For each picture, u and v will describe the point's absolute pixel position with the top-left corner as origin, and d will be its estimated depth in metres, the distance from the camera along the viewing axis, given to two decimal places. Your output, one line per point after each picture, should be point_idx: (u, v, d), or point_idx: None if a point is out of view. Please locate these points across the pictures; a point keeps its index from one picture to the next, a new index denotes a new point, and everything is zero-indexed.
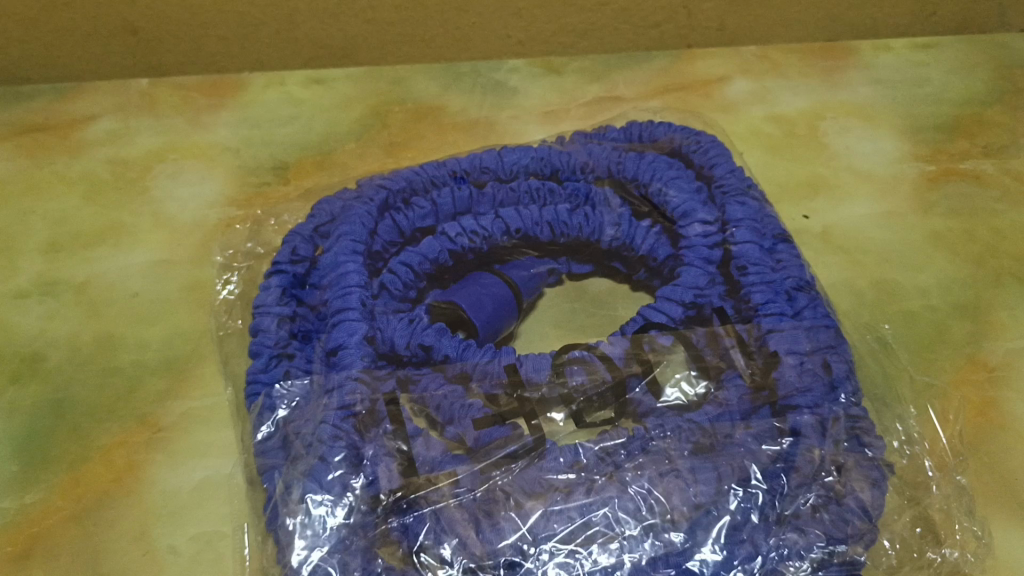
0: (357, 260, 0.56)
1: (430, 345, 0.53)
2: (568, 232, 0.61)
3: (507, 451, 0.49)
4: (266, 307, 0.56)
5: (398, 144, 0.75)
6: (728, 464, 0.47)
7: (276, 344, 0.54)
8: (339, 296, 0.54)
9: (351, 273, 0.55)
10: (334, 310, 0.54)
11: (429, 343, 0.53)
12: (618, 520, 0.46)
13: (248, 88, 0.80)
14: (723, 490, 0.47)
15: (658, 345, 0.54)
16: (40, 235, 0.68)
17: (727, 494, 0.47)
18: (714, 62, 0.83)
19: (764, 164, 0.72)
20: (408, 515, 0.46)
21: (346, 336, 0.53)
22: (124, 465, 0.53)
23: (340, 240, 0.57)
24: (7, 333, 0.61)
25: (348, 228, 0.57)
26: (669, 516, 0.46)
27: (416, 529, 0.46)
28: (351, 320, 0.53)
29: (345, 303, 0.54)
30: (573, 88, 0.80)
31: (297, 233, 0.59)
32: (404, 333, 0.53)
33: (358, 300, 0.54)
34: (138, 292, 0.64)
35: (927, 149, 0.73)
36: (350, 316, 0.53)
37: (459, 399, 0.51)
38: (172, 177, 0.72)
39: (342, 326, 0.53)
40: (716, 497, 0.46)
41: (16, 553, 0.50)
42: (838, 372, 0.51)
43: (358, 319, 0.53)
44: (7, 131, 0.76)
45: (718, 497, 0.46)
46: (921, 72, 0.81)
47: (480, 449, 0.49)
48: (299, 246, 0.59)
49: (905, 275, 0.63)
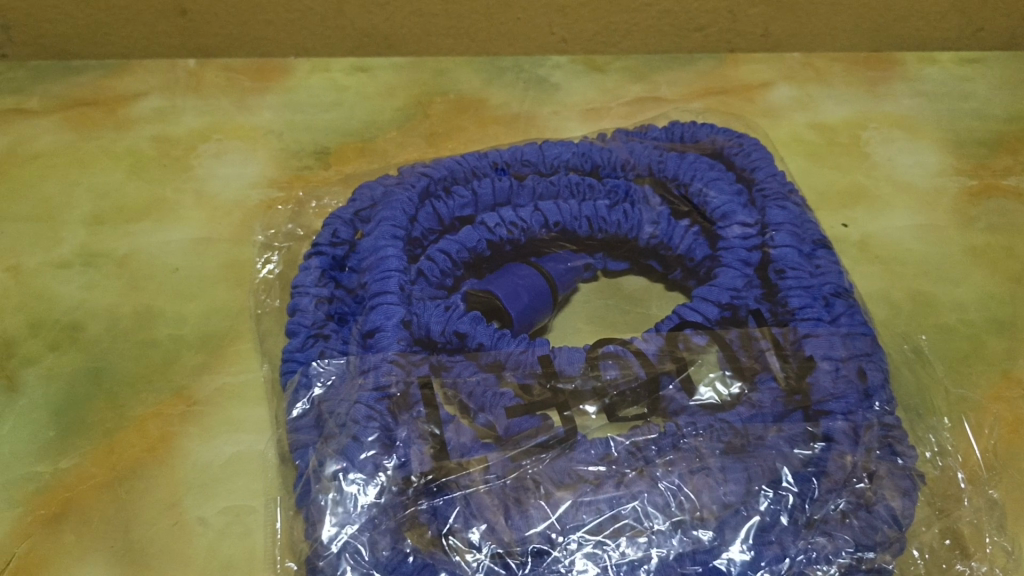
0: (396, 246, 0.56)
1: (465, 333, 0.53)
2: (606, 228, 0.62)
3: (537, 441, 0.49)
4: (305, 288, 0.56)
5: (439, 135, 0.76)
6: (759, 470, 0.48)
7: (313, 324, 0.55)
8: (378, 280, 0.54)
9: (390, 258, 0.55)
10: (372, 293, 0.54)
11: (464, 331, 0.53)
12: (647, 514, 0.46)
13: (293, 72, 0.81)
14: (753, 491, 0.47)
15: (693, 344, 0.54)
16: (84, 208, 0.69)
17: (758, 495, 0.47)
18: (758, 67, 0.82)
19: (804, 171, 0.72)
20: (438, 498, 0.47)
21: (383, 319, 0.53)
22: (157, 437, 0.54)
23: (380, 225, 0.57)
24: (49, 301, 0.62)
25: (389, 214, 0.58)
26: (698, 514, 0.46)
27: (446, 512, 0.46)
28: (388, 303, 0.53)
29: (384, 286, 0.54)
30: (615, 87, 0.81)
31: (337, 216, 0.60)
32: (439, 320, 0.53)
33: (397, 285, 0.54)
34: (177, 267, 0.64)
35: (969, 163, 0.73)
36: (388, 298, 0.53)
37: (492, 387, 0.51)
38: (216, 157, 0.73)
39: (378, 309, 0.53)
40: (745, 498, 0.47)
41: (49, 516, 0.51)
42: (872, 381, 0.51)
43: (396, 303, 0.53)
44: (55, 103, 0.77)
45: (748, 498, 0.47)
46: (967, 86, 0.80)
47: (510, 438, 0.49)
48: (340, 229, 0.59)
49: (943, 288, 0.63)
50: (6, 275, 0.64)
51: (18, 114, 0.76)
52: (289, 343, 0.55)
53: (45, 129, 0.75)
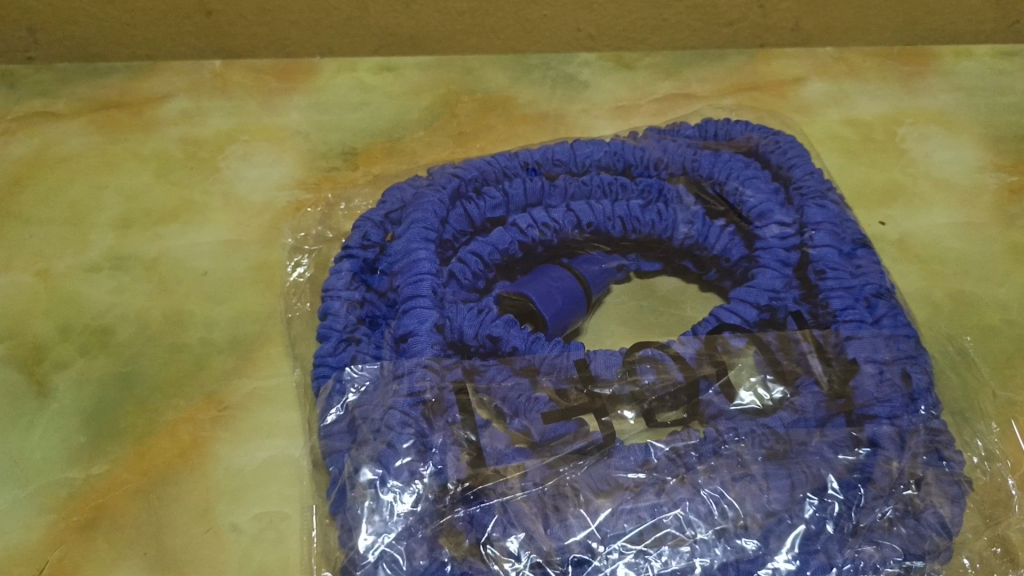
0: (428, 248, 0.55)
1: (498, 336, 0.52)
2: (640, 229, 0.61)
3: (575, 448, 0.49)
4: (336, 292, 0.56)
5: (467, 134, 0.75)
6: (802, 479, 0.47)
7: (344, 328, 0.54)
8: (410, 283, 0.53)
9: (423, 261, 0.54)
10: (405, 297, 0.53)
11: (498, 334, 0.52)
12: (689, 522, 0.46)
13: (319, 72, 0.80)
14: (798, 499, 0.47)
15: (731, 346, 0.53)
16: (113, 210, 0.68)
17: (802, 502, 0.47)
18: (790, 62, 0.81)
19: (840, 169, 0.71)
20: (475, 505, 0.46)
21: (416, 323, 0.52)
22: (189, 442, 0.54)
23: (412, 227, 0.56)
24: (78, 304, 0.62)
25: (420, 215, 0.57)
26: (741, 523, 0.46)
27: (484, 520, 0.46)
28: (421, 308, 0.52)
29: (416, 290, 0.53)
30: (644, 84, 0.79)
31: (368, 219, 0.59)
32: (472, 323, 0.52)
33: (430, 288, 0.53)
34: (207, 271, 0.64)
35: (1009, 159, 0.71)
36: (421, 300, 0.53)
37: (526, 392, 0.50)
38: (243, 159, 0.73)
39: (411, 313, 0.52)
40: (787, 509, 0.46)
41: (82, 522, 0.50)
42: (917, 384, 0.50)
43: (429, 307, 0.52)
44: (81, 106, 0.77)
45: (792, 505, 0.46)
46: (1004, 80, 0.78)
47: (546, 444, 0.49)
48: (370, 231, 0.58)
49: (985, 287, 0.62)
50: (35, 279, 0.63)
51: (45, 117, 0.75)
52: (320, 347, 0.55)
53: (73, 131, 0.75)
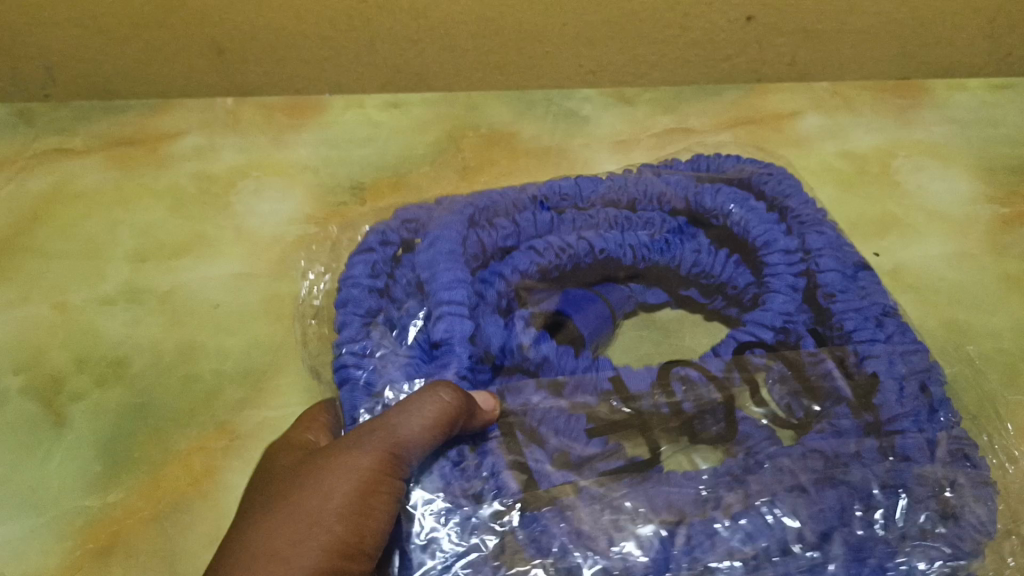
0: (454, 259, 0.56)
1: (526, 347, 0.54)
2: (648, 258, 0.62)
3: (616, 464, 0.51)
4: (355, 282, 0.56)
5: (472, 169, 0.77)
6: (843, 476, 0.48)
7: (368, 320, 0.55)
8: (443, 288, 0.54)
9: (451, 269, 0.55)
10: (434, 303, 0.54)
11: (527, 344, 0.54)
12: (752, 536, 0.46)
13: (328, 109, 0.83)
14: (848, 510, 0.47)
15: (756, 367, 0.55)
16: (128, 245, 0.71)
17: (852, 513, 0.48)
18: (786, 97, 0.83)
19: (835, 200, 0.73)
20: (535, 525, 0.46)
21: (450, 330, 0.53)
22: (201, 470, 0.56)
23: (435, 244, 0.56)
24: (94, 336, 0.64)
25: (443, 233, 0.57)
26: (799, 534, 0.46)
27: (546, 541, 0.46)
28: (454, 313, 0.53)
29: (451, 296, 0.54)
30: (644, 119, 0.82)
31: (385, 224, 0.59)
32: (500, 336, 0.54)
33: (464, 296, 0.54)
34: (219, 303, 0.66)
35: (1001, 191, 0.73)
36: (455, 303, 0.53)
37: (563, 415, 0.52)
38: (254, 194, 0.75)
39: (444, 320, 0.53)
40: (840, 520, 0.47)
41: (97, 550, 0.52)
42: (935, 397, 0.53)
43: (463, 315, 0.53)
44: (97, 142, 0.79)
45: (843, 515, 0.47)
46: (995, 113, 0.81)
47: (587, 463, 0.50)
48: (387, 238, 0.58)
49: (978, 317, 0.63)
50: (52, 312, 0.65)
51: (63, 154, 0.78)
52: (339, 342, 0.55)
53: (89, 168, 0.77)
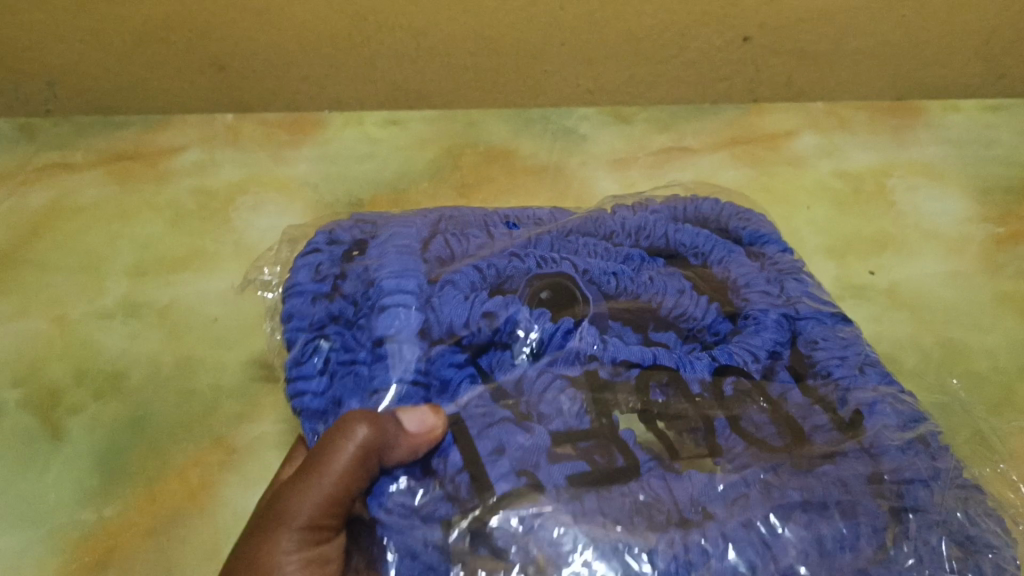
0: (409, 247, 0.46)
1: (495, 314, 0.44)
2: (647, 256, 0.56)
3: (611, 457, 0.39)
4: (299, 287, 0.46)
5: (470, 185, 0.77)
6: (874, 498, 0.39)
7: (311, 327, 0.45)
8: (393, 273, 0.43)
9: (406, 254, 0.45)
10: (380, 291, 0.42)
11: (495, 312, 0.44)
12: (776, 529, 0.37)
13: (327, 126, 0.83)
14: (877, 498, 0.39)
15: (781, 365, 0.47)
16: (127, 259, 0.71)
17: (882, 500, 0.39)
18: (782, 117, 0.84)
19: (831, 220, 0.73)
20: (512, 519, 0.36)
21: (401, 318, 0.41)
22: (197, 484, 0.56)
23: (392, 233, 0.48)
24: (92, 350, 0.64)
25: (402, 226, 0.49)
26: (830, 530, 0.37)
27: (529, 532, 0.35)
28: (406, 299, 0.42)
29: (401, 284, 0.43)
30: (641, 137, 0.82)
31: (334, 229, 0.51)
32: (464, 315, 0.43)
33: (417, 284, 0.43)
34: (217, 317, 0.66)
35: (996, 211, 0.74)
36: (403, 289, 0.43)
37: (555, 388, 0.42)
38: (253, 210, 0.75)
39: (391, 308, 0.42)
40: (876, 511, 0.38)
41: (92, 563, 0.52)
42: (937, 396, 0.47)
43: (415, 302, 0.42)
44: (98, 158, 0.80)
45: (875, 504, 0.39)
46: (990, 134, 0.82)
47: (583, 451, 0.39)
48: (335, 237, 0.50)
49: (973, 335, 0.63)
50: (52, 325, 0.66)
51: (64, 169, 0.78)
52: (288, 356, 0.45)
53: (89, 183, 0.77)
